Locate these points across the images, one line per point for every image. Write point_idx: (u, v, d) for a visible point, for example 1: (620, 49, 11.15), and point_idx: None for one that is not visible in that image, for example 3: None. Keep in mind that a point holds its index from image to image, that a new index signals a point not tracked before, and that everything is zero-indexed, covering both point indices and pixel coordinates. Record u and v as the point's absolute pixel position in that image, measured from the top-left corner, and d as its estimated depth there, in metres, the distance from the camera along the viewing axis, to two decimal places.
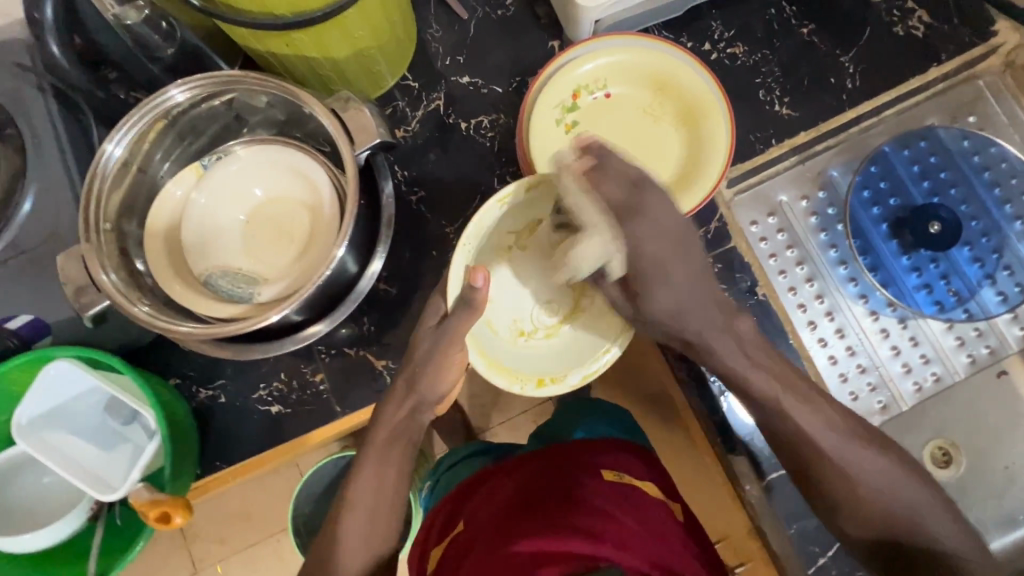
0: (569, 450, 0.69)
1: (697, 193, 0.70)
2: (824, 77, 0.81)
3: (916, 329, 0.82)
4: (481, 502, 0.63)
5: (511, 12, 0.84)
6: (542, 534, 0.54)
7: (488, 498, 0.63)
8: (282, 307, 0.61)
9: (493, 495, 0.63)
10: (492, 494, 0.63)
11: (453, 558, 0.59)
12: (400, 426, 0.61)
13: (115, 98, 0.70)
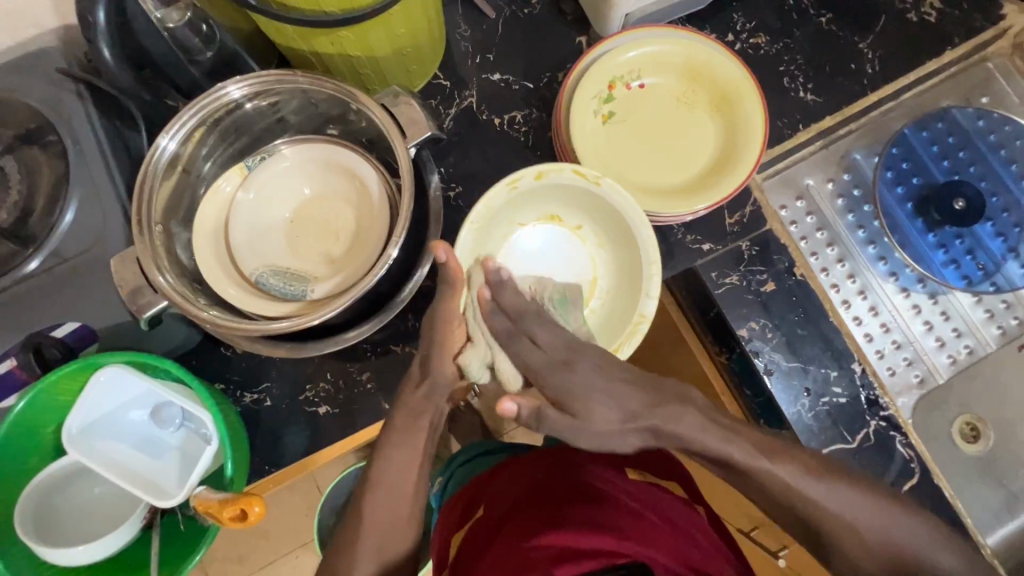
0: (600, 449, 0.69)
1: (737, 175, 0.71)
2: (844, 64, 0.84)
3: (946, 304, 0.84)
4: (505, 487, 0.64)
5: (538, 10, 0.86)
6: (564, 529, 0.53)
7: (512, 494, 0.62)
8: (342, 302, 0.61)
9: (518, 483, 0.64)
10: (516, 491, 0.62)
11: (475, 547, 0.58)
12: (419, 406, 0.63)
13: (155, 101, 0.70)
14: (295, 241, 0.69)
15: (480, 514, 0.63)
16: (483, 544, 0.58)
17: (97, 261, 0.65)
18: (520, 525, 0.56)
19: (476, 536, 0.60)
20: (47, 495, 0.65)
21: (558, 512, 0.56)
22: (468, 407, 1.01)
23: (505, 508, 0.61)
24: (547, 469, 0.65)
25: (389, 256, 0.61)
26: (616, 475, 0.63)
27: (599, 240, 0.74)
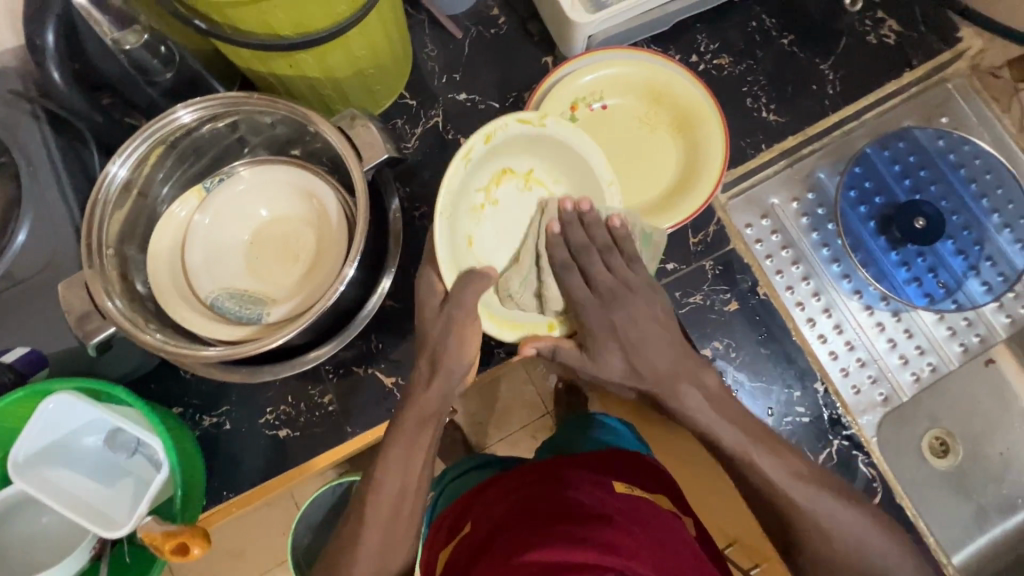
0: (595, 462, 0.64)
1: (696, 198, 0.72)
2: (806, 85, 0.85)
3: (910, 321, 0.85)
4: (494, 502, 0.59)
5: (504, 31, 0.86)
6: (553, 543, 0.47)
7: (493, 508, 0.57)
8: (295, 326, 0.60)
9: (508, 496, 0.58)
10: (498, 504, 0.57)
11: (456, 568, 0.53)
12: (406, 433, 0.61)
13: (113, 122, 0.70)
14: (251, 262, 0.68)
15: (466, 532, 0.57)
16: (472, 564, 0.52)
17: (48, 286, 0.64)
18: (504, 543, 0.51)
19: (461, 556, 0.54)
20: None
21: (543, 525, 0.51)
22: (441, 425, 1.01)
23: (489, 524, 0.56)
24: (539, 481, 0.59)
25: (343, 279, 0.60)
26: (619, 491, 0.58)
27: (554, 176, 0.71)
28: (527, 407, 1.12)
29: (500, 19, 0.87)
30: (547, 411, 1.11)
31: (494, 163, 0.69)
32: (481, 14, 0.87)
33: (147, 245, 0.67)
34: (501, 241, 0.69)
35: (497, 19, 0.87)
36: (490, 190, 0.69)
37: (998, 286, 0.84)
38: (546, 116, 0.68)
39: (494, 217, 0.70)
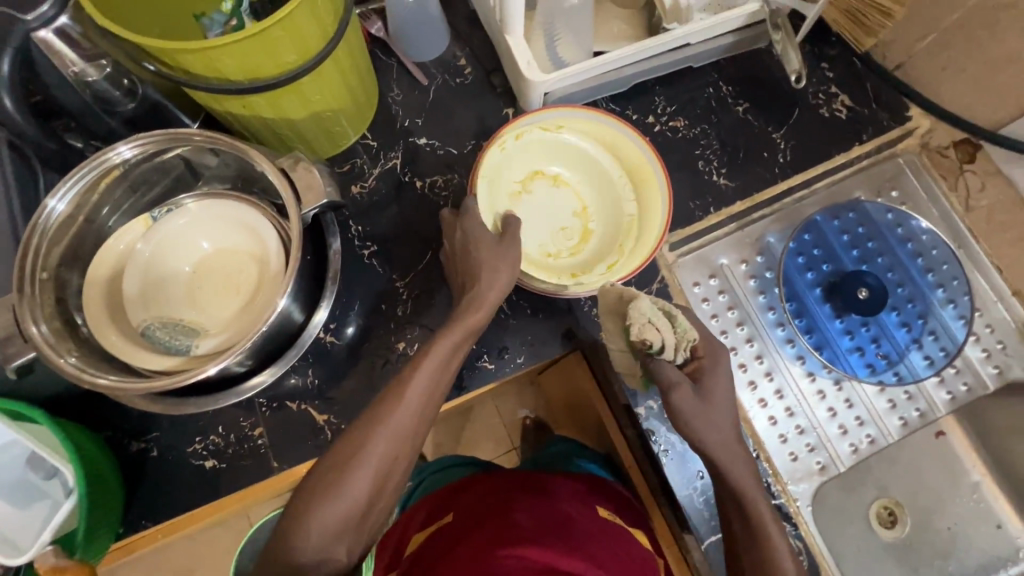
0: (568, 488, 0.76)
1: (636, 257, 0.74)
2: (757, 151, 0.87)
3: (850, 391, 0.85)
4: (473, 504, 0.71)
5: (469, 80, 0.90)
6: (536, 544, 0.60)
7: (480, 500, 0.72)
8: (217, 362, 0.61)
9: (490, 500, 0.71)
10: (485, 499, 0.72)
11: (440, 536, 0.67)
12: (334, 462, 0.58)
13: (67, 148, 0.72)
14: (191, 292, 0.68)
15: (446, 520, 0.70)
16: (454, 545, 0.63)
17: None
18: (488, 535, 0.63)
19: (440, 537, 0.67)
20: None
21: (525, 527, 0.63)
22: None
23: (474, 515, 0.69)
24: (521, 493, 0.71)
25: (271, 318, 0.61)
26: (579, 502, 0.73)
27: (580, 179, 0.79)
28: (495, 440, 1.31)
29: (466, 70, 0.90)
30: (513, 445, 1.30)
31: (522, 166, 0.77)
32: (447, 63, 0.90)
33: (86, 271, 0.68)
34: (535, 224, 0.77)
35: (462, 68, 0.90)
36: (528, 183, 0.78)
37: (940, 361, 0.85)
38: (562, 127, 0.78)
39: (527, 207, 0.77)
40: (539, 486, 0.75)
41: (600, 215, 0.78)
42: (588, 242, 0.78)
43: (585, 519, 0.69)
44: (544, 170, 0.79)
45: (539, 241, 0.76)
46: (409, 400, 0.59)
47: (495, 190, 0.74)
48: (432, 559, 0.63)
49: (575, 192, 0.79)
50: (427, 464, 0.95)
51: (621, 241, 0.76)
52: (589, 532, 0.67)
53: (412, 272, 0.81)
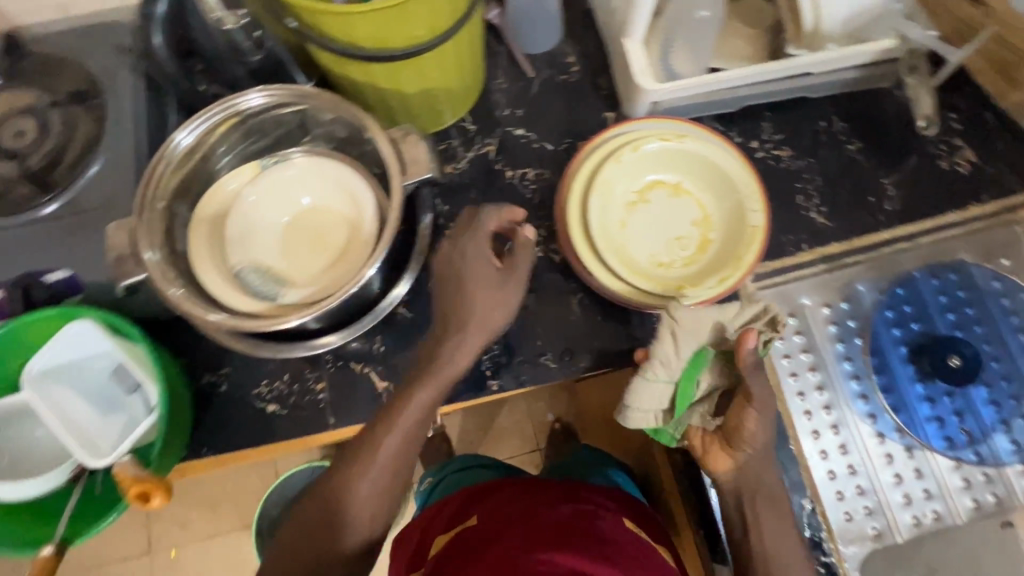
0: (598, 499, 0.75)
1: (732, 275, 0.68)
2: (863, 195, 0.83)
3: (921, 461, 0.80)
4: (498, 510, 0.72)
5: (575, 78, 0.89)
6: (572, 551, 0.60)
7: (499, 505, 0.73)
8: (303, 314, 0.63)
9: (514, 507, 0.71)
10: (503, 503, 0.73)
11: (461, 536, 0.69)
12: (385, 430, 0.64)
13: (196, 89, 0.76)
14: (285, 241, 0.71)
15: (471, 523, 0.71)
16: (478, 550, 0.63)
17: (102, 220, 0.70)
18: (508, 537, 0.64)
19: (465, 542, 0.67)
20: None
21: (553, 532, 0.63)
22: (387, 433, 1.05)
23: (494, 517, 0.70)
24: (544, 501, 0.71)
25: (359, 281, 0.63)
26: (611, 513, 0.72)
27: (701, 187, 0.75)
28: (522, 438, 1.31)
29: (574, 67, 0.90)
30: (539, 445, 1.31)
31: (638, 174, 0.75)
32: (555, 58, 0.90)
33: (195, 205, 0.72)
34: (649, 232, 0.74)
35: (570, 66, 0.90)
36: (643, 191, 0.75)
37: None
38: (684, 134, 0.73)
39: (642, 216, 0.75)
40: (562, 495, 0.74)
41: (724, 225, 0.73)
42: (707, 253, 0.72)
43: (617, 529, 0.69)
44: (660, 177, 0.75)
45: (652, 251, 0.73)
46: (405, 422, 0.64)
47: (605, 197, 0.72)
48: (453, 558, 0.65)
49: (695, 201, 0.75)
50: (450, 464, 1.01)
51: (740, 253, 0.69)
52: (620, 543, 0.65)
53: (490, 259, 0.81)
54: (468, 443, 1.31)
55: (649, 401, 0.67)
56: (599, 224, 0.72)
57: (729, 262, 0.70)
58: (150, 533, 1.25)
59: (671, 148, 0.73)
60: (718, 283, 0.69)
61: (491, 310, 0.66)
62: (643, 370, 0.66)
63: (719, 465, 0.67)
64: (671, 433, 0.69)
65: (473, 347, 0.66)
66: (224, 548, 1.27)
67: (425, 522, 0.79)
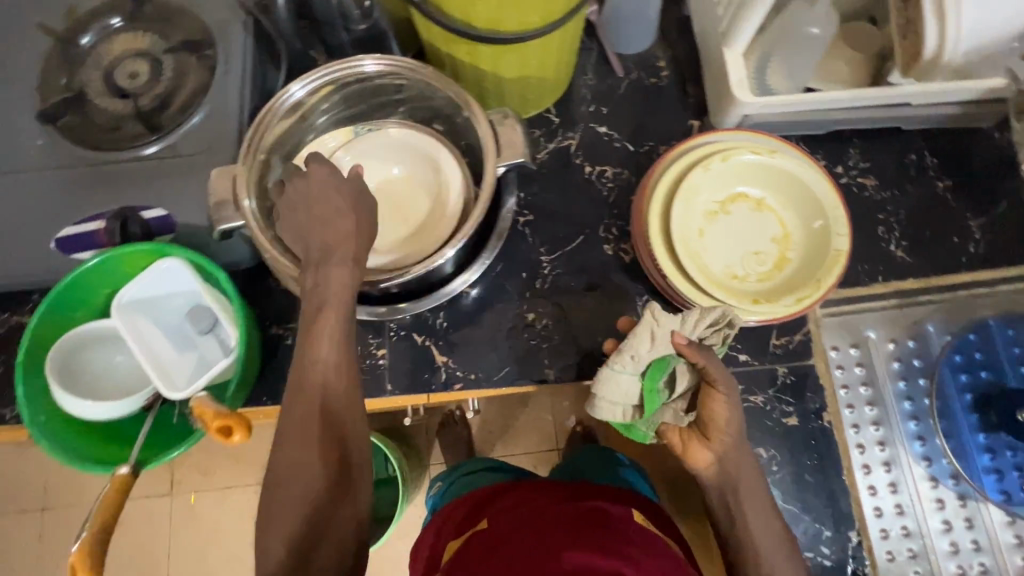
0: (603, 496, 0.72)
1: (811, 295, 0.67)
2: (946, 234, 0.81)
3: (974, 510, 0.78)
4: (509, 510, 0.70)
5: (664, 83, 0.89)
6: (583, 547, 0.57)
7: (509, 508, 0.70)
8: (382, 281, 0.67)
9: (522, 510, 0.69)
10: (513, 505, 0.70)
11: (471, 539, 0.66)
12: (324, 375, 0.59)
13: None
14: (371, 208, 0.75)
15: (482, 527, 0.69)
16: (491, 548, 0.62)
17: (201, 166, 0.72)
18: (515, 539, 0.61)
19: (475, 542, 0.66)
20: (76, 342, 0.70)
21: (559, 529, 0.61)
22: (421, 411, 1.07)
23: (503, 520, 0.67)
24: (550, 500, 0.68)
25: (436, 261, 0.66)
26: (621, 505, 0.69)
27: (786, 204, 0.74)
28: (541, 436, 1.32)
29: (663, 72, 0.90)
30: (557, 445, 1.31)
31: (723, 186, 0.74)
32: (646, 61, 0.90)
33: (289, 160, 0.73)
34: (726, 244, 0.74)
35: (660, 70, 0.90)
36: (726, 203, 0.75)
37: None
38: (775, 150, 0.73)
39: (722, 227, 0.74)
40: (568, 495, 0.71)
41: (804, 245, 0.72)
42: (783, 272, 0.72)
43: (630, 520, 0.66)
44: (745, 190, 0.75)
45: (728, 263, 0.73)
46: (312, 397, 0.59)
47: (690, 203, 0.72)
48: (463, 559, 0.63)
49: (778, 218, 0.74)
50: (460, 466, 0.96)
51: (821, 274, 0.68)
52: (634, 537, 0.62)
53: (560, 251, 0.82)
54: (485, 434, 1.32)
55: (616, 394, 0.68)
56: (680, 229, 0.71)
57: (806, 283, 0.69)
58: (172, 477, 1.30)
59: (761, 162, 0.73)
60: (793, 303, 0.67)
61: (317, 222, 0.62)
62: (612, 361, 0.67)
63: (698, 458, 0.60)
64: (643, 430, 0.67)
65: (343, 277, 0.61)
66: (241, 500, 1.31)
67: (438, 526, 0.77)
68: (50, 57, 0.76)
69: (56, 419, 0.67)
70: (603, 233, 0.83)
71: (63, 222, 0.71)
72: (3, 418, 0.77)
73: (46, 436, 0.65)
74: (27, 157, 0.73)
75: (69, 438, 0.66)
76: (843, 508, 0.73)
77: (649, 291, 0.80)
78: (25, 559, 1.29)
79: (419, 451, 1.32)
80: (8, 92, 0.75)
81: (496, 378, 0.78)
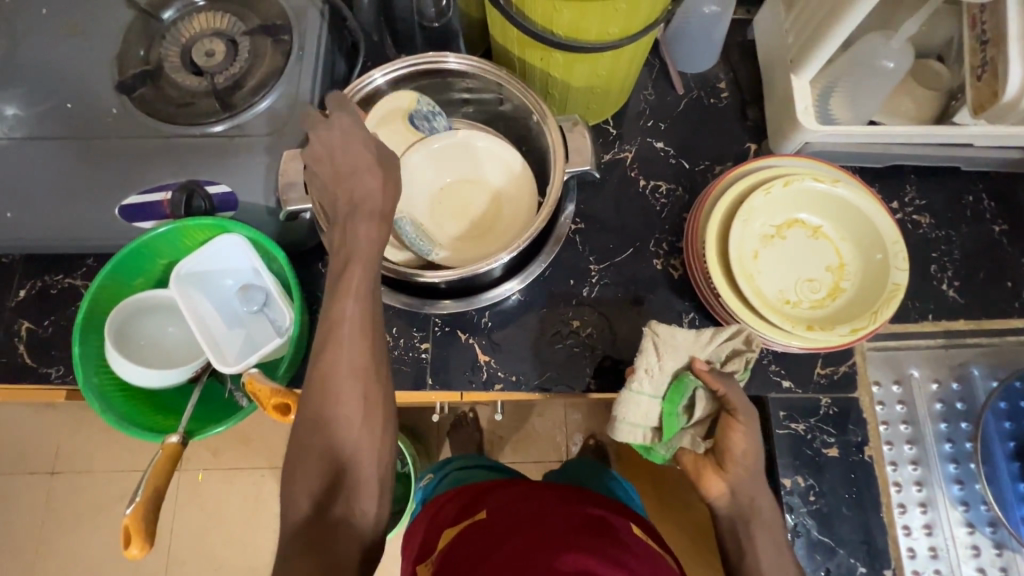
0: (606, 504, 0.70)
1: (862, 324, 0.68)
2: (1000, 278, 0.80)
3: (1010, 560, 0.78)
4: (510, 504, 0.66)
5: (723, 104, 0.90)
6: (589, 556, 0.55)
7: (510, 502, 0.67)
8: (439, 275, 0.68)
9: (524, 507, 0.65)
10: (514, 501, 0.67)
11: (472, 533, 0.63)
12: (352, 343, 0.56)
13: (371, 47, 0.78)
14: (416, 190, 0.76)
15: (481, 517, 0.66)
16: (489, 549, 0.59)
17: (268, 145, 0.72)
18: (521, 542, 0.58)
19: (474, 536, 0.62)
20: (133, 310, 0.72)
21: (567, 536, 0.59)
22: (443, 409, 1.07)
23: (509, 515, 0.64)
24: (555, 502, 0.66)
25: (492, 262, 0.67)
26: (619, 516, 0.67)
27: (843, 234, 0.74)
28: (550, 446, 1.31)
29: (724, 93, 0.90)
30: (564, 457, 1.30)
31: (782, 211, 0.75)
32: (706, 81, 0.91)
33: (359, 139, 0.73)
34: (781, 269, 0.74)
35: (721, 92, 0.90)
36: (783, 228, 0.75)
37: None
38: (837, 178, 0.73)
39: (777, 251, 0.74)
40: (573, 498, 0.69)
41: (860, 277, 0.72)
42: (837, 301, 0.72)
43: (630, 534, 0.63)
44: (803, 217, 0.75)
45: (781, 287, 0.73)
46: (327, 377, 0.55)
47: (748, 224, 0.72)
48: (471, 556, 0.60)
49: (835, 247, 0.74)
50: (451, 460, 0.94)
51: (877, 307, 0.68)
52: (639, 550, 0.61)
53: (609, 262, 0.82)
54: (495, 437, 1.32)
55: (637, 414, 0.66)
56: (737, 247, 0.71)
57: (858, 312, 0.69)
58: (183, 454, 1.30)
59: (823, 190, 0.73)
60: (847, 332, 0.67)
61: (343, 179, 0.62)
62: (631, 383, 0.66)
63: (710, 487, 0.59)
64: (662, 454, 0.65)
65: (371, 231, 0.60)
66: (248, 483, 1.31)
67: (434, 514, 0.74)
68: (132, 30, 0.78)
69: (108, 384, 0.69)
70: (654, 247, 0.83)
71: (129, 190, 0.72)
72: (47, 377, 0.78)
73: (99, 398, 0.66)
74: (99, 123, 0.74)
75: (118, 403, 0.68)
76: (879, 545, 0.72)
77: (696, 308, 0.80)
78: (31, 519, 1.30)
79: (430, 448, 1.31)
80: (86, 58, 0.76)
81: (536, 382, 0.78)
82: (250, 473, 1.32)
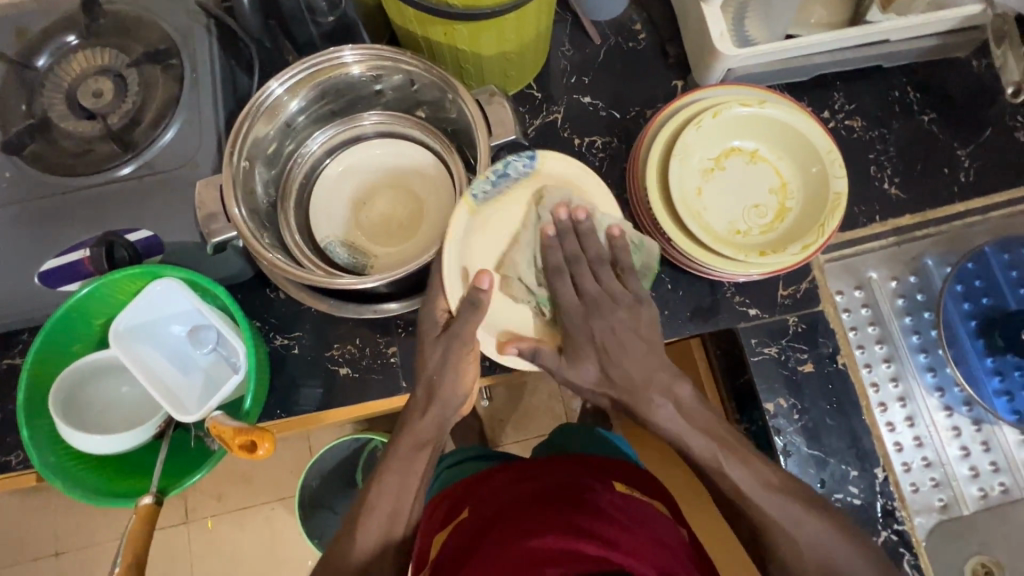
0: (591, 464, 0.68)
1: (812, 239, 0.68)
2: (937, 166, 0.82)
3: (989, 434, 0.81)
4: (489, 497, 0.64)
5: (642, 46, 0.88)
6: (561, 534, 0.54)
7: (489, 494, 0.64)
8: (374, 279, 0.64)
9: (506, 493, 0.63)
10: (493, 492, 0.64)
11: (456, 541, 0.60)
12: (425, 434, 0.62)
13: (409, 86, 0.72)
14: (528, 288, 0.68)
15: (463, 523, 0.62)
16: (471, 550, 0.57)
17: (179, 180, 0.68)
18: (505, 536, 0.56)
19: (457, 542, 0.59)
20: (78, 378, 0.69)
21: (549, 517, 0.57)
22: None
23: (491, 512, 0.61)
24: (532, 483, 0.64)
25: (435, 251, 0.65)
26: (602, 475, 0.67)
27: (778, 153, 0.74)
28: (551, 418, 1.32)
29: (641, 35, 0.88)
30: None
31: (719, 141, 0.74)
32: (622, 25, 0.89)
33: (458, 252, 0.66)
34: (727, 200, 0.74)
35: (638, 34, 0.89)
36: (722, 160, 0.74)
37: None
38: (765, 101, 0.72)
39: (721, 183, 0.74)
40: (552, 471, 0.66)
41: (804, 194, 0.72)
42: (784, 222, 0.72)
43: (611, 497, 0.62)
44: (737, 144, 0.75)
45: (730, 219, 0.73)
46: None
47: (686, 161, 0.72)
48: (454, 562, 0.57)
49: (773, 168, 0.74)
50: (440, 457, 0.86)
51: (823, 220, 0.68)
52: (614, 513, 0.59)
53: None
54: (495, 422, 1.32)
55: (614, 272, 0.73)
56: (682, 187, 0.71)
57: (805, 227, 0.70)
58: (186, 506, 1.28)
59: (752, 114, 0.72)
60: (800, 250, 0.68)
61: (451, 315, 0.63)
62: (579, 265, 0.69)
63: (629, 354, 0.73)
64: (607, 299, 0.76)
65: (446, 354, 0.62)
66: (258, 520, 1.29)
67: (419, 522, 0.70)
68: (8, 85, 0.72)
69: (69, 458, 0.66)
70: None
71: (43, 255, 0.68)
72: (9, 465, 0.74)
73: (61, 475, 0.64)
74: None
75: (84, 475, 0.66)
76: (865, 447, 0.74)
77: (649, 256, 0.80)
78: None
79: None
80: None
81: None
82: (258, 510, 1.29)
